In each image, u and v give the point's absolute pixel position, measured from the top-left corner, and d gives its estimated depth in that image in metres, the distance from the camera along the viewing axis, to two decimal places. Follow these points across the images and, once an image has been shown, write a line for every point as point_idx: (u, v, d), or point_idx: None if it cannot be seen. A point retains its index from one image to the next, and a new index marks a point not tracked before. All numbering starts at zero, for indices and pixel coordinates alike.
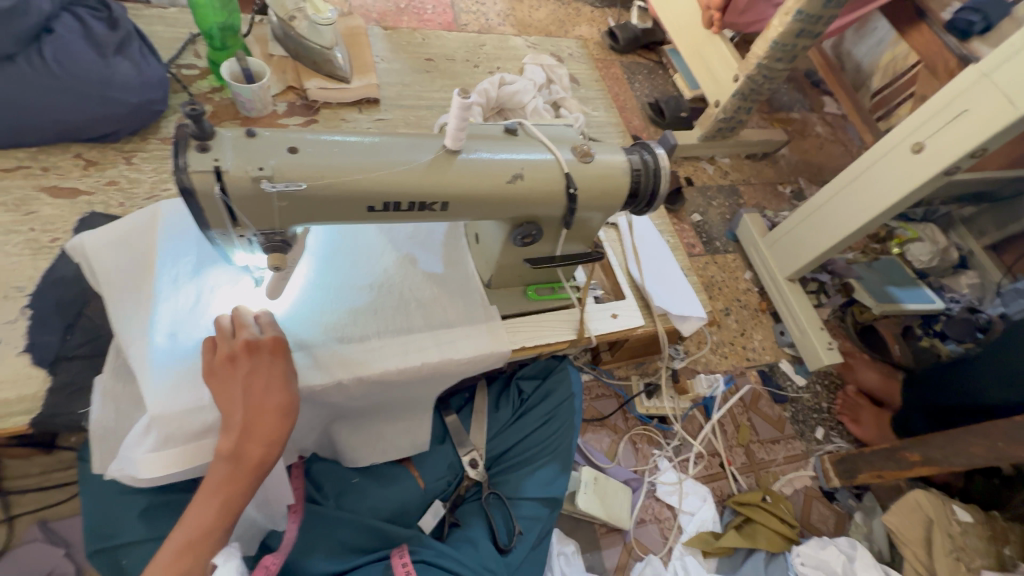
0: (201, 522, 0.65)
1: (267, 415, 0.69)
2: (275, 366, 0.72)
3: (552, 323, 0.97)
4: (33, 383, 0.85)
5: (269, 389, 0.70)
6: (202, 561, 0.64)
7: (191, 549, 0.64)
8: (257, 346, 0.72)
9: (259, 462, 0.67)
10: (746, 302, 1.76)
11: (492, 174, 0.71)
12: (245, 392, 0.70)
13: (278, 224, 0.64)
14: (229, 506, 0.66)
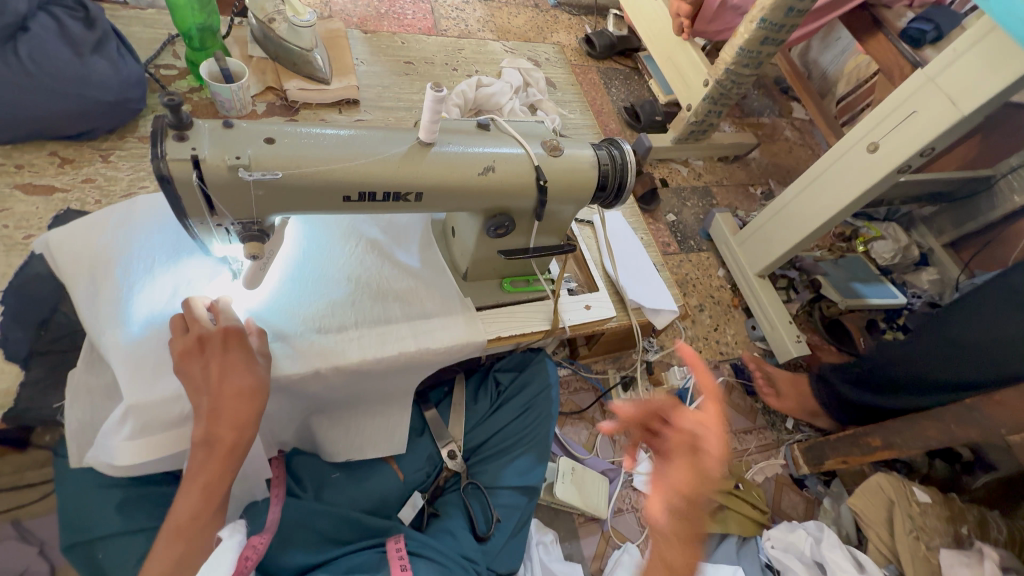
0: (187, 509, 0.67)
1: (233, 399, 0.70)
2: (235, 350, 0.73)
3: (527, 314, 1.00)
4: (7, 377, 0.85)
5: (232, 374, 0.71)
6: (195, 543, 0.66)
7: (183, 534, 0.66)
8: (210, 334, 0.73)
9: (234, 444, 0.69)
10: (720, 298, 1.82)
11: (465, 167, 0.74)
12: (207, 379, 0.71)
13: (255, 213, 0.66)
14: (211, 491, 0.68)
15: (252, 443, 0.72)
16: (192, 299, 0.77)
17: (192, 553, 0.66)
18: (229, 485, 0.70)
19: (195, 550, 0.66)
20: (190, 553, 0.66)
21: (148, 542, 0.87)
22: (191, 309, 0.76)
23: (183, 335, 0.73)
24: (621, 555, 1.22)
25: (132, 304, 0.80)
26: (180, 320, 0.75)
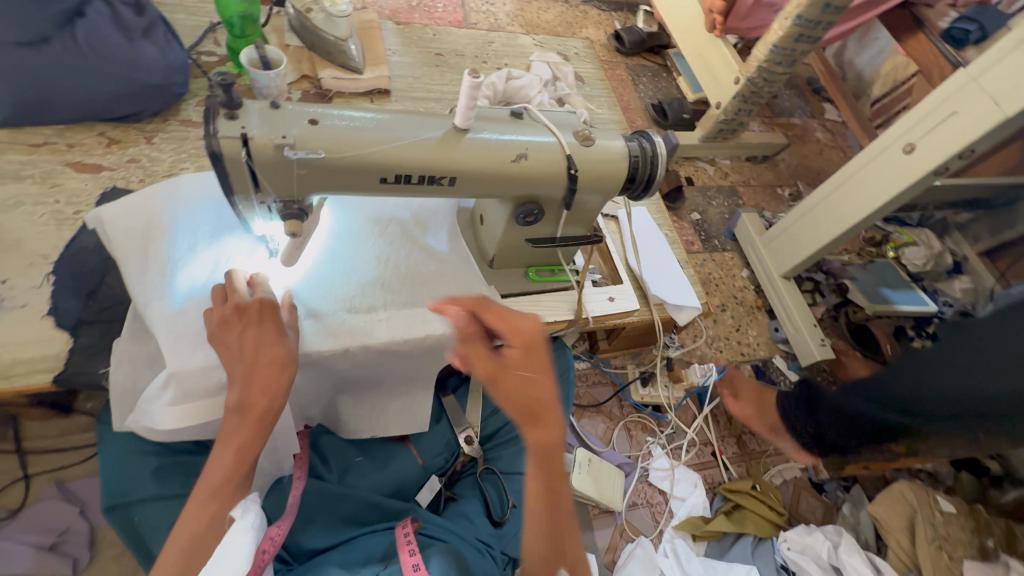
0: (220, 470, 0.69)
1: (267, 368, 0.73)
2: (270, 322, 0.77)
3: (551, 303, 1.02)
4: (57, 343, 0.90)
5: (266, 344, 0.75)
6: (227, 504, 0.69)
7: (218, 494, 0.69)
8: (247, 304, 0.77)
9: (266, 411, 0.72)
10: (743, 299, 1.80)
11: (498, 153, 0.75)
12: (243, 347, 0.74)
13: (297, 191, 0.69)
14: (243, 454, 0.71)
15: (281, 413, 0.75)
16: (230, 273, 0.81)
17: (225, 514, 0.68)
18: (260, 450, 0.73)
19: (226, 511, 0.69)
20: (221, 515, 0.68)
21: (181, 506, 0.91)
22: (229, 282, 0.79)
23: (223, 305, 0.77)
24: (635, 548, 1.24)
25: (175, 277, 0.84)
26: (218, 291, 0.79)
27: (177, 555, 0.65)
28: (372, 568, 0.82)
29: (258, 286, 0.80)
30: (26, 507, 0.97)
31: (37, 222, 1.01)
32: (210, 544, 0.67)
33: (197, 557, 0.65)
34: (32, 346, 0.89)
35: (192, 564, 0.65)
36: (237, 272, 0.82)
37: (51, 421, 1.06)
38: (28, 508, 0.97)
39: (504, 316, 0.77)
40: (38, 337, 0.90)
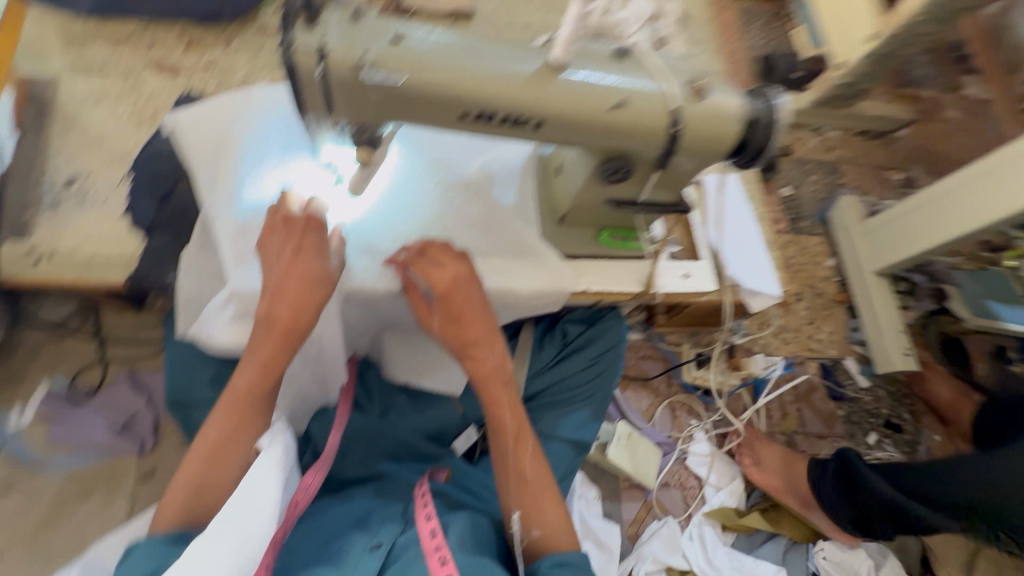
0: (247, 380, 0.73)
1: (293, 282, 0.73)
2: (311, 237, 0.74)
3: (618, 272, 0.94)
4: (131, 244, 0.92)
5: (302, 261, 0.73)
6: (250, 413, 0.73)
7: (242, 401, 0.73)
8: (291, 219, 0.74)
9: (291, 328, 0.73)
10: (823, 291, 1.64)
11: (592, 98, 0.65)
12: (277, 261, 0.74)
13: (370, 118, 0.63)
14: (267, 370, 0.73)
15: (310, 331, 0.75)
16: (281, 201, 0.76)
17: (248, 423, 0.73)
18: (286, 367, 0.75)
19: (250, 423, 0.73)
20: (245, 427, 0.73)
21: None
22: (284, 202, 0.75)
23: (270, 222, 0.75)
24: (660, 526, 1.22)
25: (243, 195, 0.82)
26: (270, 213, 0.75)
27: (200, 461, 0.71)
28: (391, 524, 0.80)
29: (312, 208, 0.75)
30: (102, 389, 1.06)
31: (118, 120, 1.01)
32: (233, 447, 0.72)
33: (221, 460, 0.71)
34: (110, 243, 0.91)
35: (217, 467, 0.71)
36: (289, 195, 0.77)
37: (126, 314, 1.12)
38: (104, 390, 1.06)
39: (429, 266, 0.79)
40: (115, 235, 0.92)
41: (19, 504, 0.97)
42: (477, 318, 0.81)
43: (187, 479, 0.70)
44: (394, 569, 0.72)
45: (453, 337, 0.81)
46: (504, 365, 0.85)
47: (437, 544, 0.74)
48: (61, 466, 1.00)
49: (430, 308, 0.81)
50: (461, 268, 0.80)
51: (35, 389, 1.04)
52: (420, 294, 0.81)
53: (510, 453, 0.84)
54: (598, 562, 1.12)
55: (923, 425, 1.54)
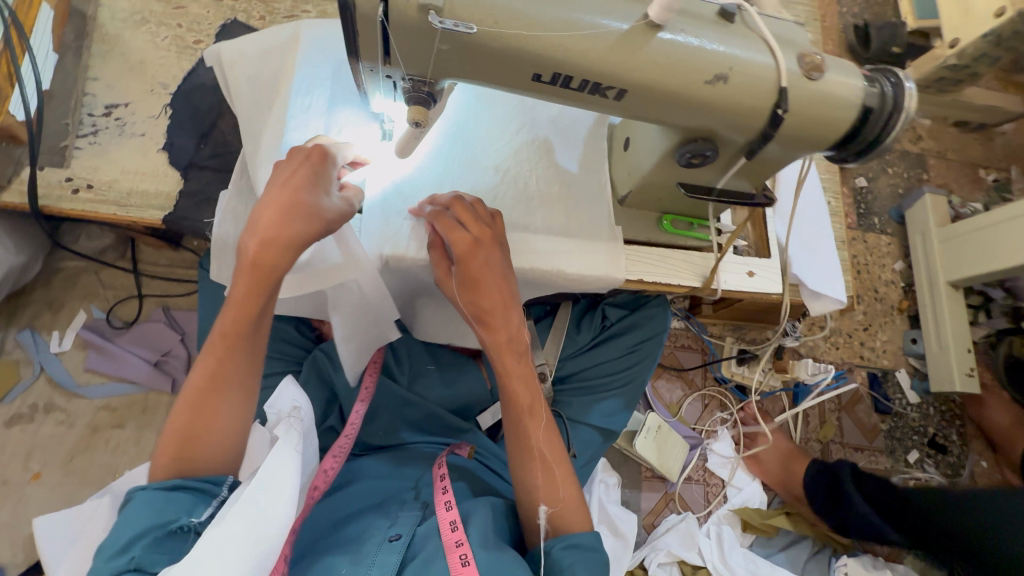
0: (226, 319, 0.67)
1: (271, 211, 0.67)
2: (300, 168, 0.69)
3: (677, 263, 0.85)
4: (169, 182, 0.89)
5: (287, 191, 0.67)
6: (228, 358, 0.67)
7: (222, 346, 0.67)
8: (299, 151, 0.71)
9: (266, 263, 0.67)
10: (884, 297, 1.52)
11: (687, 67, 0.56)
12: (266, 194, 0.69)
13: (431, 72, 0.55)
14: (241, 309, 0.67)
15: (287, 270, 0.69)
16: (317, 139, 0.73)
17: (225, 369, 0.66)
18: (263, 308, 0.68)
19: (226, 369, 0.67)
20: (222, 373, 0.67)
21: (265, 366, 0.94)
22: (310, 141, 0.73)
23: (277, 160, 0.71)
24: (677, 521, 1.20)
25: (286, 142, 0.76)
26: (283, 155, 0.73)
27: (184, 410, 0.65)
28: (409, 514, 0.78)
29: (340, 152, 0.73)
30: (138, 323, 1.06)
31: (159, 46, 0.95)
32: (213, 397, 0.66)
33: (202, 408, 0.65)
34: (148, 179, 0.88)
35: (197, 417, 0.65)
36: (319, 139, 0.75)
37: (163, 250, 1.11)
38: (140, 325, 1.06)
39: (451, 224, 0.71)
40: (153, 171, 0.88)
41: (56, 428, 1.00)
42: (497, 284, 0.72)
43: (174, 430, 0.65)
44: (412, 565, 0.70)
45: (469, 303, 0.73)
46: (520, 334, 0.76)
47: (458, 540, 0.73)
48: (97, 394, 1.03)
49: (450, 270, 0.74)
50: (484, 232, 0.72)
51: (76, 315, 1.05)
52: (442, 252, 0.74)
53: (524, 428, 0.77)
54: (610, 548, 1.10)
55: (970, 449, 1.44)
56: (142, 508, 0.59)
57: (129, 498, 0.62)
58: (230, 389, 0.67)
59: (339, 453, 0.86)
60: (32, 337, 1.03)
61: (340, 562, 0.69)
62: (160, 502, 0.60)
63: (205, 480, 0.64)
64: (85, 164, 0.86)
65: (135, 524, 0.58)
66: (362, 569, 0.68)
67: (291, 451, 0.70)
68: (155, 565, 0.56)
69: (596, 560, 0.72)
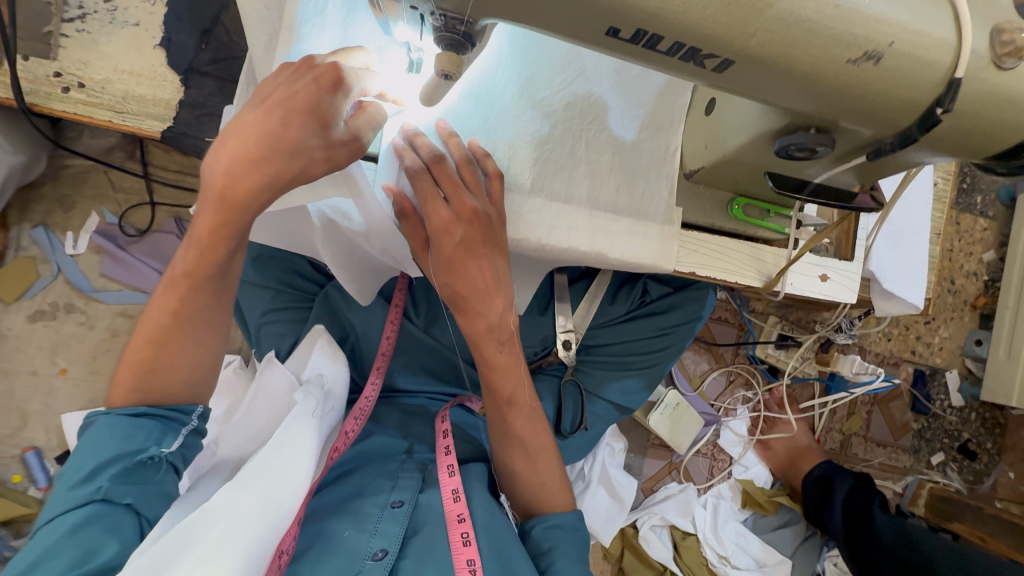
0: (188, 252, 0.57)
1: (243, 134, 0.53)
2: (295, 87, 0.54)
3: (738, 255, 0.73)
4: (167, 89, 0.77)
5: (271, 117, 0.53)
6: (195, 297, 0.58)
7: (185, 283, 0.57)
8: (314, 67, 0.54)
9: (234, 197, 0.54)
10: (959, 290, 1.35)
11: (829, 37, 0.39)
12: (246, 111, 0.54)
13: (469, 11, 0.41)
14: (209, 247, 0.56)
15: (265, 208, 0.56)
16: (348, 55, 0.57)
17: (190, 310, 0.58)
18: (231, 252, 0.57)
19: (192, 309, 0.58)
20: (185, 313, 0.58)
21: (275, 299, 0.90)
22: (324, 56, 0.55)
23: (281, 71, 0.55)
24: (676, 490, 1.20)
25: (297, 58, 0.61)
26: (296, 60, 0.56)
27: (143, 342, 0.57)
28: (410, 478, 0.77)
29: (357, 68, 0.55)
30: (150, 233, 1.02)
31: None
32: (178, 339, 0.58)
33: (167, 345, 0.57)
34: (142, 82, 0.76)
35: (160, 353, 0.57)
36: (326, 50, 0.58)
37: (173, 155, 1.02)
38: (152, 234, 1.02)
39: (430, 191, 0.61)
40: (148, 72, 0.77)
41: (78, 328, 1.02)
42: (479, 269, 0.63)
43: (135, 359, 0.58)
44: (415, 534, 0.71)
45: (446, 285, 0.64)
46: (505, 321, 0.66)
47: (460, 515, 0.72)
48: (115, 301, 1.02)
49: (427, 244, 0.64)
50: (465, 205, 0.61)
51: (88, 217, 1.01)
52: (417, 222, 0.64)
53: (504, 418, 0.71)
54: (604, 509, 1.11)
55: (1001, 458, 1.36)
56: (109, 432, 0.55)
57: (90, 422, 0.57)
58: (196, 323, 0.58)
59: (360, 412, 0.84)
60: (46, 235, 1.00)
61: (343, 526, 0.69)
62: (127, 427, 0.55)
63: (172, 408, 0.59)
64: (73, 57, 0.75)
65: (102, 449, 0.54)
66: (365, 536, 0.68)
67: (310, 416, 0.70)
68: (126, 497, 0.54)
69: (578, 538, 0.73)
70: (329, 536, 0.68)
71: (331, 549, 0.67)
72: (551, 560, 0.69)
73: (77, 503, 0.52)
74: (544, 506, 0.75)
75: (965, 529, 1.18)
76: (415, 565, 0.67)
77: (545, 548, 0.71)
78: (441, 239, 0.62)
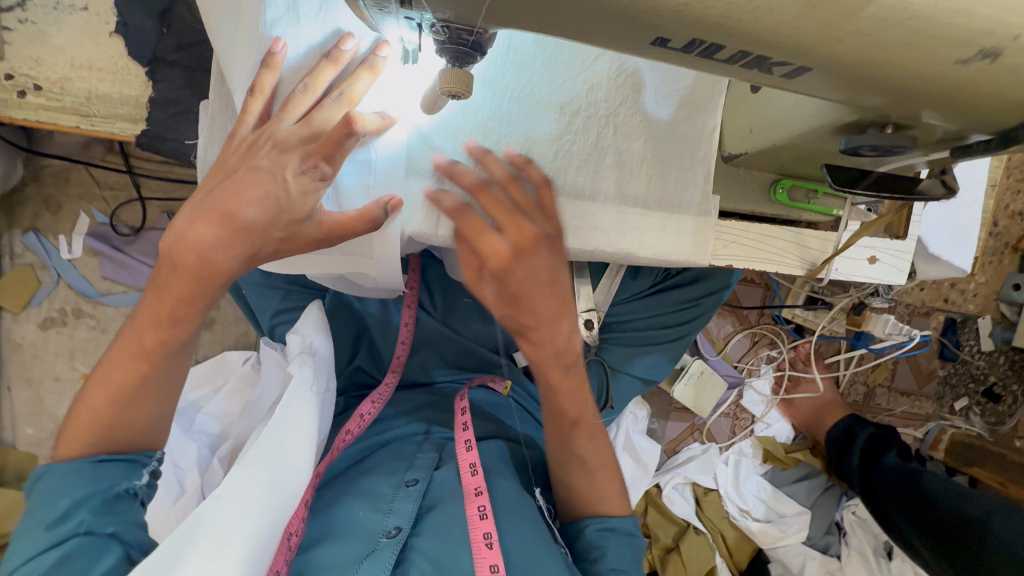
0: (145, 329, 0.52)
1: (209, 221, 0.49)
2: (262, 176, 0.50)
3: (778, 243, 0.67)
4: (134, 84, 0.69)
5: (240, 201, 0.50)
6: (162, 370, 0.54)
7: (147, 356, 0.53)
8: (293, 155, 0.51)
9: (201, 271, 0.50)
10: (1002, 231, 1.21)
11: (934, 35, 0.31)
12: (209, 198, 0.50)
13: (479, 22, 0.34)
14: (174, 325, 0.52)
15: None
16: (341, 53, 0.51)
17: (159, 379, 0.54)
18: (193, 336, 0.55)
19: (164, 372, 0.54)
20: (155, 376, 0.54)
21: (285, 299, 0.87)
22: (295, 100, 0.51)
23: (245, 128, 0.52)
24: (699, 450, 1.23)
25: (269, 35, 0.52)
26: (261, 104, 0.52)
27: (105, 401, 0.52)
28: (426, 457, 0.77)
29: (346, 92, 0.50)
30: (145, 231, 0.96)
31: None
32: (148, 399, 0.54)
33: (134, 399, 0.53)
34: (104, 79, 0.68)
35: (124, 409, 0.53)
36: (283, 47, 0.51)
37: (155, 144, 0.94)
38: (146, 232, 0.96)
39: (475, 222, 0.48)
40: (108, 66, 0.68)
41: (91, 332, 1.00)
42: (546, 295, 0.53)
43: (89, 417, 0.52)
44: (430, 511, 0.69)
45: (505, 315, 0.54)
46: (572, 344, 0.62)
47: (477, 488, 0.71)
48: (121, 303, 0.99)
49: (481, 272, 0.51)
50: (524, 232, 0.48)
51: (78, 218, 0.96)
52: (469, 247, 0.52)
53: (567, 436, 0.71)
54: (629, 474, 1.13)
55: None
56: (69, 476, 0.50)
57: (38, 482, 0.51)
58: (173, 357, 0.54)
59: (377, 398, 0.84)
60: (38, 240, 0.96)
61: (358, 507, 0.69)
62: (87, 473, 0.51)
63: (131, 454, 0.54)
64: (22, 55, 0.66)
65: (66, 495, 0.49)
66: (379, 516, 0.68)
67: (304, 393, 0.67)
68: (106, 527, 0.50)
69: (632, 544, 0.73)
70: (343, 516, 0.68)
71: (347, 532, 0.66)
72: (600, 560, 0.70)
73: (54, 543, 0.48)
74: (579, 503, 0.74)
75: (987, 475, 1.20)
76: (429, 541, 0.66)
77: (595, 547, 0.72)
78: (500, 273, 0.49)
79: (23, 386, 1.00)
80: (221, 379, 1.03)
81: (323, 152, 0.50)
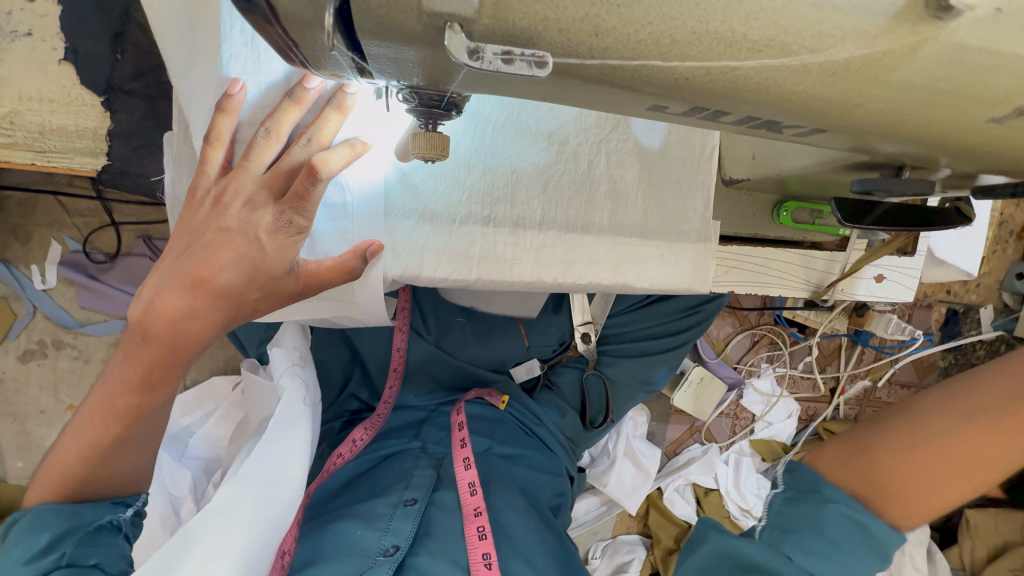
0: (119, 392, 0.48)
1: (176, 291, 0.46)
2: (233, 238, 0.47)
3: (786, 265, 0.64)
4: (92, 116, 0.64)
5: (215, 265, 0.47)
6: (140, 431, 0.50)
7: (118, 415, 0.49)
8: (260, 208, 0.47)
9: (175, 340, 0.47)
10: (1008, 220, 1.13)
11: (967, 92, 0.27)
12: (182, 259, 0.48)
13: (452, 86, 0.30)
14: (150, 388, 0.48)
15: None
16: (307, 92, 0.46)
17: (133, 442, 0.50)
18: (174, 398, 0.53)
19: (141, 432, 0.50)
20: (130, 436, 0.50)
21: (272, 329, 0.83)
22: (258, 149, 0.47)
23: (207, 178, 0.48)
24: (699, 453, 1.22)
25: (228, 75, 0.48)
26: (223, 151, 0.48)
27: (76, 458, 0.49)
28: (424, 476, 0.74)
29: (314, 136, 0.46)
30: (121, 257, 0.92)
31: None
32: (120, 457, 0.50)
33: (109, 457, 0.50)
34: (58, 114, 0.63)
35: (98, 465, 0.49)
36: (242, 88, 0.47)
37: None
38: (124, 258, 0.92)
39: None
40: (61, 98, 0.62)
41: (73, 363, 0.97)
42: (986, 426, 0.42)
43: (61, 478, 0.49)
44: (427, 534, 0.68)
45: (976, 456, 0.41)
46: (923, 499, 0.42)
47: (477, 509, 0.70)
48: (102, 332, 0.96)
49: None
50: None
51: (50, 246, 0.91)
52: None
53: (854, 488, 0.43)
54: (630, 479, 1.13)
55: None
56: (47, 513, 0.48)
57: (15, 521, 0.48)
58: (148, 421, 0.50)
59: (371, 425, 0.81)
60: (9, 271, 0.91)
61: (354, 526, 0.67)
62: (71, 509, 0.49)
63: (119, 495, 0.52)
64: None
65: (45, 529, 0.47)
66: (376, 535, 0.66)
67: (300, 409, 0.68)
68: (89, 559, 0.48)
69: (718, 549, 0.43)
70: (340, 535, 0.66)
71: (342, 553, 0.64)
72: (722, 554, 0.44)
73: None
74: None
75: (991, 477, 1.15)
76: (427, 560, 0.64)
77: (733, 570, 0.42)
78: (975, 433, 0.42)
79: (8, 420, 0.97)
80: (212, 403, 0.99)
81: (293, 204, 0.46)
